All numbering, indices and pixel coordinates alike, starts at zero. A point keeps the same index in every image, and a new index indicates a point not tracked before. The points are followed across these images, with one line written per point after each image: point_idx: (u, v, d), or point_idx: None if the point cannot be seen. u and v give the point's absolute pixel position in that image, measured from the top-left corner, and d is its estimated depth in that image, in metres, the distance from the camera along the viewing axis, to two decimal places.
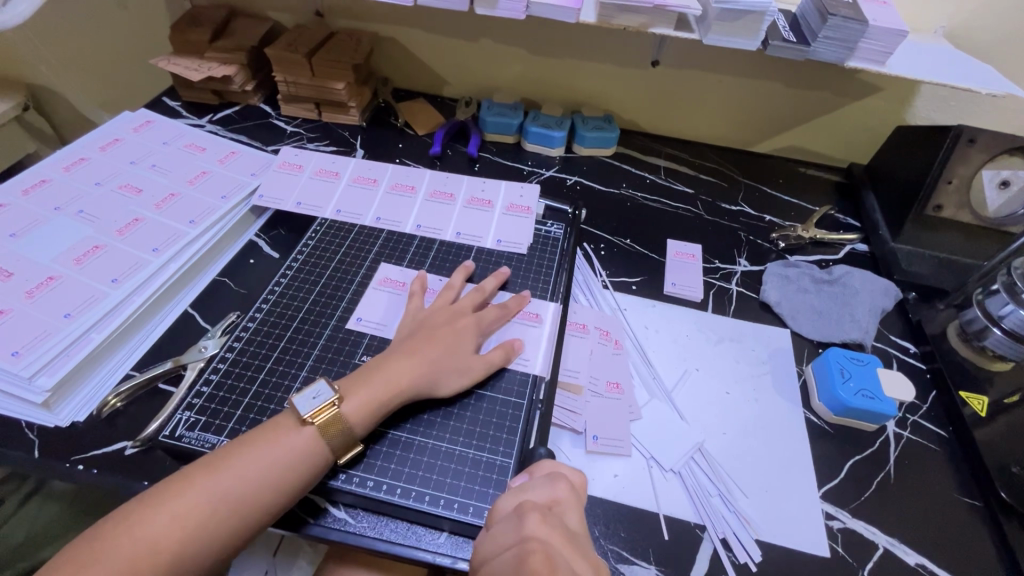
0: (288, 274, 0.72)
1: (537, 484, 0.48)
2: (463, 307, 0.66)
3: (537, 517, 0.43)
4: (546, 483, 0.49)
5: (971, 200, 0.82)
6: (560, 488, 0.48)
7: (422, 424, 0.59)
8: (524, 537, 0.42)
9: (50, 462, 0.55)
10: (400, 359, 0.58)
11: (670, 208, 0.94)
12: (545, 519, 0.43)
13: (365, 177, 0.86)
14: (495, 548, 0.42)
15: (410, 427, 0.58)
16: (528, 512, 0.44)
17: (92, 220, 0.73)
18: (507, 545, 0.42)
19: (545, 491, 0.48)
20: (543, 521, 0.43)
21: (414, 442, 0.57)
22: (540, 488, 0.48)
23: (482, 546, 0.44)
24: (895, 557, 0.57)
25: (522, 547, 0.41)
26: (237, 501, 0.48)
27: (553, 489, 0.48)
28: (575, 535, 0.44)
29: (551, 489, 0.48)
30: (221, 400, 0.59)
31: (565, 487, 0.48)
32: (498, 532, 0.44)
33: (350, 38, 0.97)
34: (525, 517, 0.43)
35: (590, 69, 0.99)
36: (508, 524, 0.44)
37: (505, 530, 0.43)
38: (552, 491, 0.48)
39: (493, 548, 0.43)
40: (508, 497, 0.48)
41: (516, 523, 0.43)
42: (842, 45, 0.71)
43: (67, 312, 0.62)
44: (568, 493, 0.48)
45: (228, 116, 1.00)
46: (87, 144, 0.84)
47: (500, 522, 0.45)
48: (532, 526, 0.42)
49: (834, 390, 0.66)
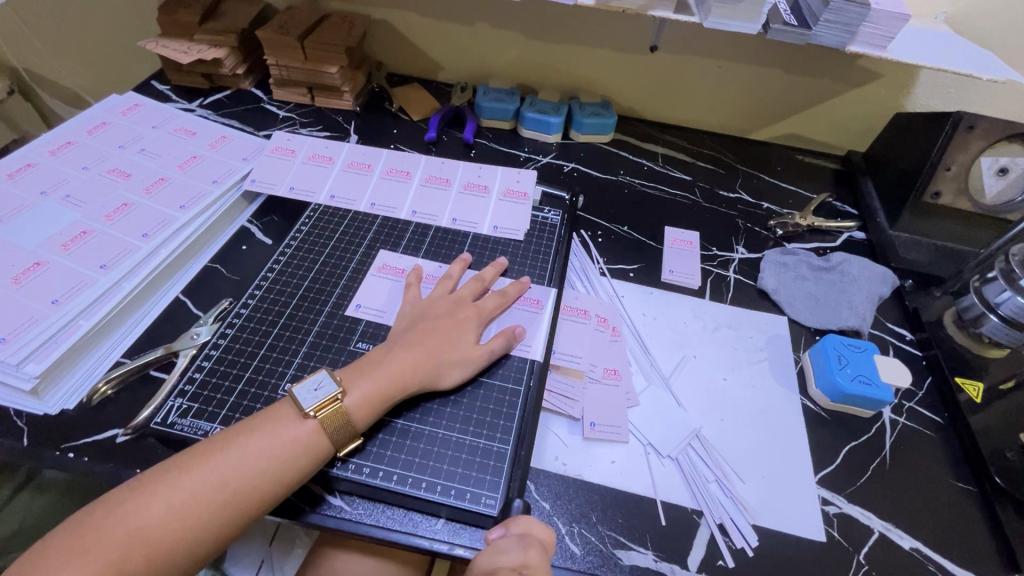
0: (282, 260, 0.71)
1: (510, 546, 0.47)
2: (463, 297, 0.66)
3: None
4: (516, 544, 0.47)
5: (969, 186, 0.82)
6: (532, 554, 0.47)
7: (419, 411, 0.58)
8: None
9: (40, 450, 0.54)
10: (400, 352, 0.58)
11: (668, 195, 0.94)
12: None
13: (359, 163, 0.85)
14: None
15: (407, 415, 0.58)
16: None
17: (80, 205, 0.71)
18: None
19: (516, 554, 0.46)
20: None
21: (411, 429, 0.57)
22: (511, 550, 0.47)
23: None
24: (890, 541, 0.58)
25: None
26: (234, 492, 0.47)
27: (524, 552, 0.47)
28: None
29: (522, 551, 0.47)
30: (213, 387, 0.58)
31: (537, 551, 0.47)
32: None
33: (343, 20, 0.94)
34: None
35: (589, 54, 0.97)
36: None
37: None
38: (523, 554, 0.47)
39: None
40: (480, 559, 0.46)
41: None
42: (844, 29, 0.70)
43: (55, 298, 0.61)
44: (539, 559, 0.47)
45: (218, 100, 0.98)
46: (74, 127, 0.82)
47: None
48: None
49: (830, 375, 0.67)
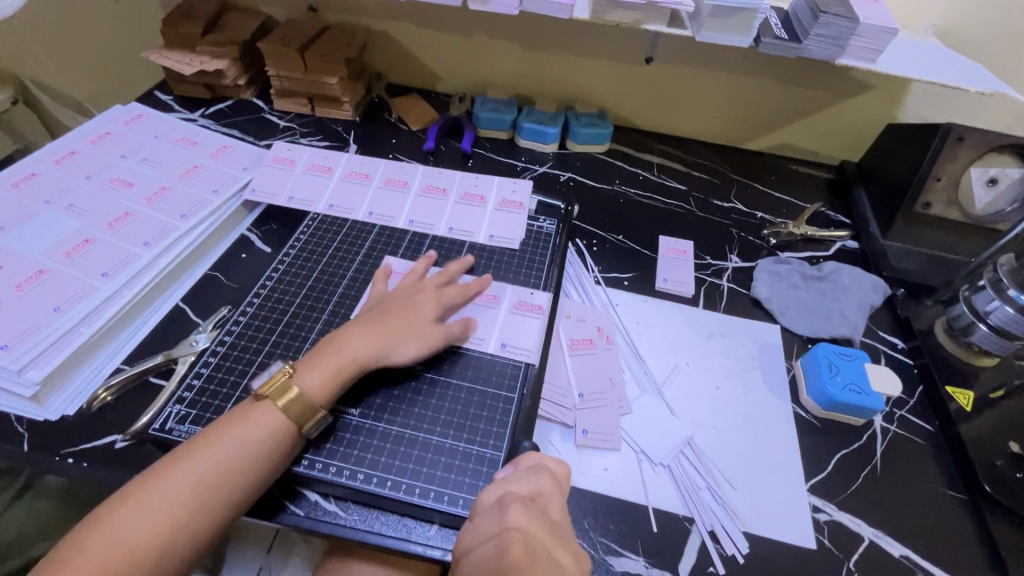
0: (280, 268, 0.72)
1: (519, 477, 0.49)
2: (427, 284, 0.67)
3: (520, 507, 0.44)
4: (528, 474, 0.49)
5: (960, 197, 0.83)
6: (543, 481, 0.49)
7: (373, 407, 0.59)
8: (504, 528, 0.43)
9: (40, 456, 0.55)
10: (356, 330, 0.60)
11: (663, 205, 0.95)
12: (529, 512, 0.44)
13: (358, 172, 0.86)
14: (477, 538, 0.43)
15: (362, 410, 0.58)
16: (512, 504, 0.45)
17: (82, 214, 0.73)
18: (488, 535, 0.43)
19: (529, 482, 0.48)
20: (524, 510, 0.44)
21: (385, 430, 0.57)
22: (522, 480, 0.49)
23: (463, 536, 0.45)
24: (880, 549, 0.58)
25: (503, 536, 0.42)
26: (205, 481, 0.48)
27: (537, 481, 0.49)
28: (558, 528, 0.45)
29: (535, 480, 0.49)
30: (212, 393, 0.59)
31: (548, 479, 0.49)
32: (480, 522, 0.45)
33: (343, 32, 0.96)
34: (507, 508, 0.44)
35: (585, 65, 0.99)
36: (491, 514, 0.45)
37: (487, 520, 0.44)
38: (536, 482, 0.48)
39: (473, 539, 0.43)
40: (491, 488, 0.48)
41: (498, 514, 0.44)
42: (833, 42, 0.72)
43: (57, 305, 0.62)
44: (551, 485, 0.49)
45: (220, 110, 1.00)
46: (77, 137, 0.83)
47: (482, 513, 0.45)
48: (514, 517, 0.43)
49: (822, 384, 0.67)
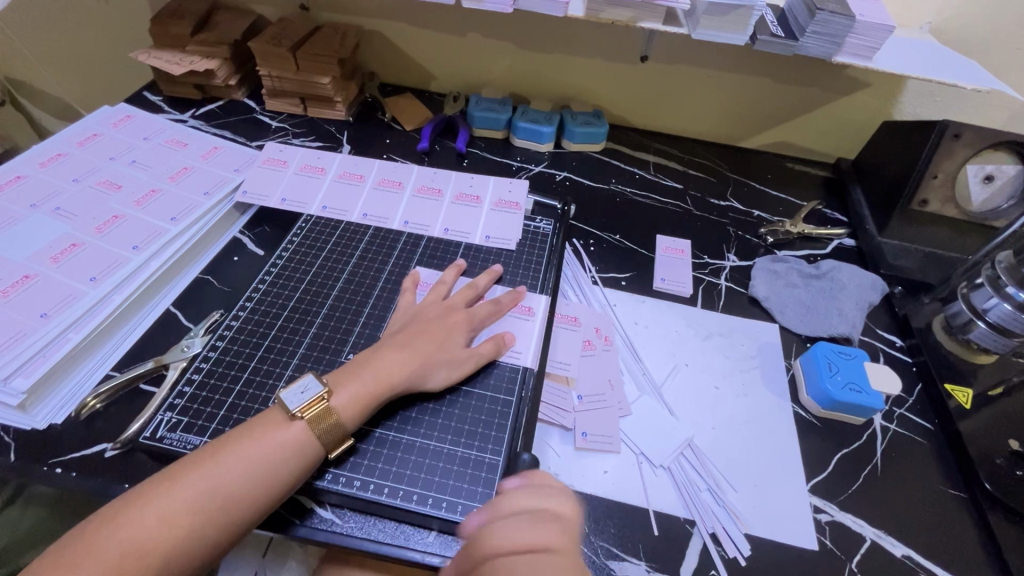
0: (273, 272, 0.71)
1: (553, 491, 0.45)
2: (455, 303, 0.66)
3: (556, 528, 0.40)
4: (563, 492, 0.45)
5: (957, 194, 0.83)
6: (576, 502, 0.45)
7: (398, 420, 0.58)
8: (538, 547, 0.39)
9: (27, 465, 0.53)
10: (389, 352, 0.58)
11: (660, 204, 0.94)
12: (564, 533, 0.40)
13: (351, 173, 0.85)
14: (501, 544, 0.39)
15: (386, 424, 0.57)
16: (547, 520, 0.41)
17: (70, 218, 0.71)
18: (516, 546, 0.39)
19: (561, 500, 0.44)
20: (561, 534, 0.40)
21: (389, 438, 0.56)
22: (557, 495, 0.44)
23: (482, 535, 0.41)
24: (882, 549, 0.58)
25: (535, 556, 0.38)
26: (226, 498, 0.47)
27: (570, 500, 0.44)
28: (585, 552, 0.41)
29: (565, 498, 0.45)
30: (204, 400, 0.58)
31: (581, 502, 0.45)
32: (506, 527, 0.40)
33: (336, 31, 0.95)
34: (544, 526, 0.40)
35: (581, 64, 0.98)
36: (521, 523, 0.41)
37: (517, 529, 0.40)
38: (568, 501, 0.44)
39: (497, 543, 0.39)
40: (518, 495, 0.44)
41: (532, 527, 0.40)
42: (830, 39, 0.71)
43: (44, 311, 0.61)
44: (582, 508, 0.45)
45: (210, 111, 0.98)
46: (65, 139, 0.82)
47: (511, 519, 0.41)
48: (551, 537, 0.39)
49: (821, 382, 0.67)
